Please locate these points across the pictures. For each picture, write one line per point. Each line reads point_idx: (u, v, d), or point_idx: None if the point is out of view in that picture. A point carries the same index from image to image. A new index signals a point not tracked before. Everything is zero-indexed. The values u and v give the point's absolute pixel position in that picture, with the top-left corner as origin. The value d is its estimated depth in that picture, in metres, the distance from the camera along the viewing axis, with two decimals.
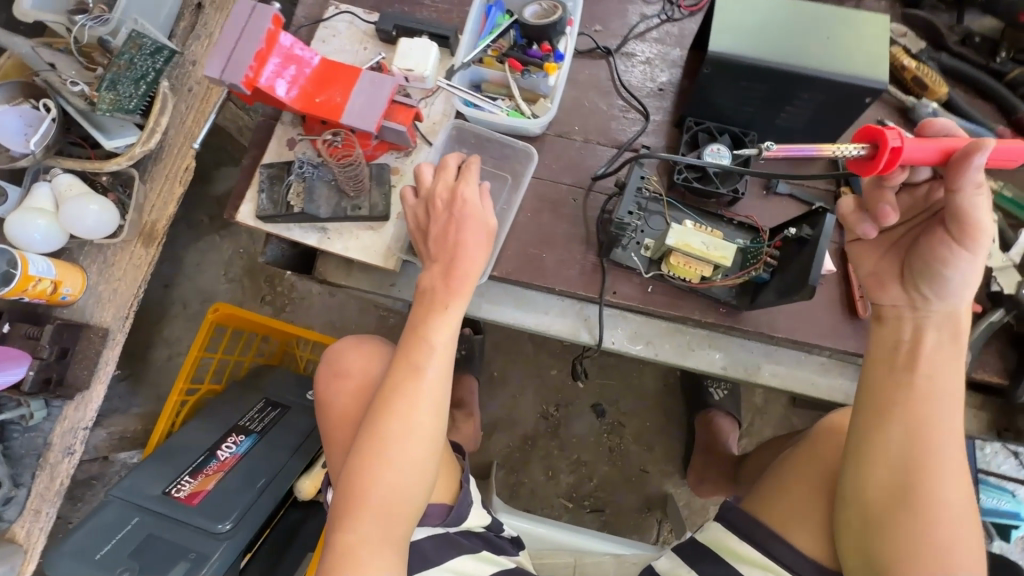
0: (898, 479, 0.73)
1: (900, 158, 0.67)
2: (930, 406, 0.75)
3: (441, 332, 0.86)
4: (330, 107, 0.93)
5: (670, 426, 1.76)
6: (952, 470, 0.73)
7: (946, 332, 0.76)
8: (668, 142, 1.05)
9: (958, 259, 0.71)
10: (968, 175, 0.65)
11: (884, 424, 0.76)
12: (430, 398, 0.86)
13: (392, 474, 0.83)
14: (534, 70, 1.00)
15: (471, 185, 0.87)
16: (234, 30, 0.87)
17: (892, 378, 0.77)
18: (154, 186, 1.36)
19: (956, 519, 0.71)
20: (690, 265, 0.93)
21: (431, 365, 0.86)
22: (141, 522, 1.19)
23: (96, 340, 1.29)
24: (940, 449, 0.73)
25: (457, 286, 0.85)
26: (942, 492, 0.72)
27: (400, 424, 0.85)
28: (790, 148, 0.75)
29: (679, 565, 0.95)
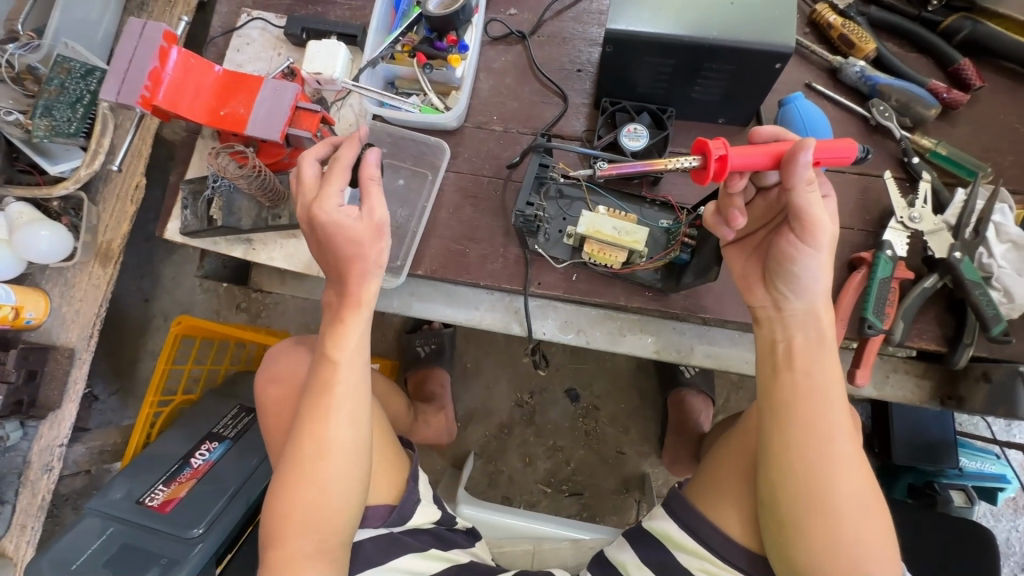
0: (801, 480, 0.73)
1: (728, 165, 0.72)
2: (821, 402, 0.75)
3: (342, 343, 0.84)
4: (235, 120, 0.93)
5: (645, 406, 1.71)
6: (849, 458, 0.74)
7: (814, 328, 0.77)
8: (589, 124, 1.02)
9: (804, 256, 0.74)
10: (798, 172, 0.69)
11: (784, 423, 0.76)
12: (348, 410, 0.84)
13: (318, 489, 0.81)
14: (440, 63, 1.00)
15: (334, 187, 0.78)
16: (129, 54, 0.88)
17: (785, 375, 0.77)
18: (105, 208, 1.37)
19: (856, 510, 0.72)
20: (605, 251, 0.91)
21: (344, 378, 0.84)
22: (117, 532, 1.23)
23: (63, 361, 1.32)
24: (835, 439, 0.74)
25: (354, 295, 0.83)
26: (841, 483, 0.73)
27: (312, 439, 0.82)
28: (624, 167, 0.83)
29: (623, 550, 0.96)
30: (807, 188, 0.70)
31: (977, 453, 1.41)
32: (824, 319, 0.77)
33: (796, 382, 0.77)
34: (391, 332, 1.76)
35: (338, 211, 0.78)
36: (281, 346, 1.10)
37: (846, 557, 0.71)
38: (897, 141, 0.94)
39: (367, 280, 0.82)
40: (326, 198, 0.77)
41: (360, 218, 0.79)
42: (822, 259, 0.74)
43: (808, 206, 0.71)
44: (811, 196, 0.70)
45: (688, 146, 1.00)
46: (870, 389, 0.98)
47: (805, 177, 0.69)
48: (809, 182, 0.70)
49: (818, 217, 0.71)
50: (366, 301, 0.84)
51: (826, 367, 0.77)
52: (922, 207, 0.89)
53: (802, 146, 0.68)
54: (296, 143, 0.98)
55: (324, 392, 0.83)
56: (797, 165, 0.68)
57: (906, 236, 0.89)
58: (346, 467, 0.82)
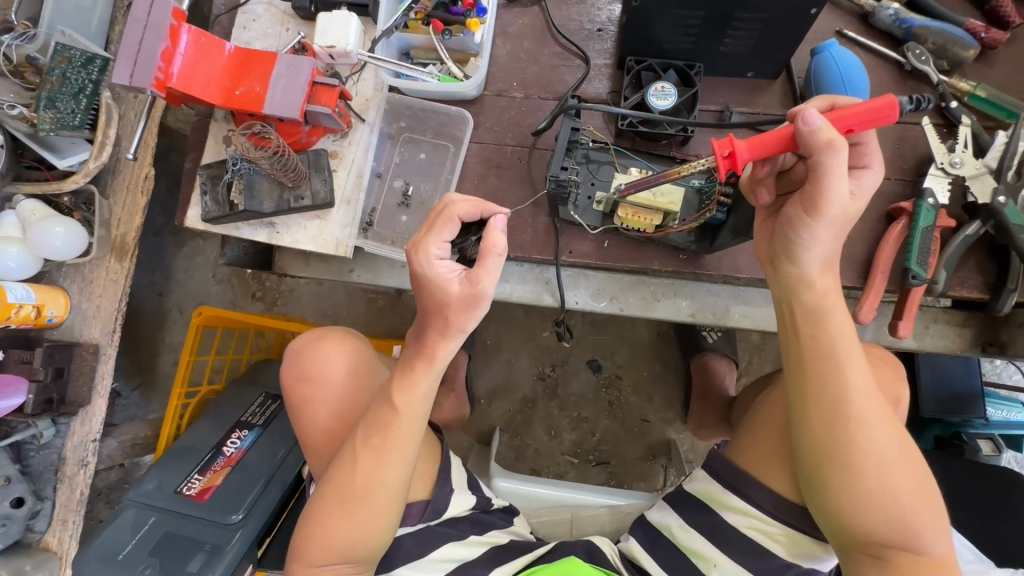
0: (822, 458, 0.72)
1: (738, 160, 0.71)
2: (839, 368, 0.72)
3: (405, 395, 0.84)
4: (251, 98, 0.91)
5: (668, 373, 1.72)
6: (872, 417, 0.71)
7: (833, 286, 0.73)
8: (612, 86, 0.99)
9: (805, 228, 0.70)
10: (810, 138, 0.65)
11: (804, 395, 0.73)
12: (402, 442, 0.86)
13: (363, 511, 0.85)
14: (458, 29, 0.96)
15: (434, 244, 0.78)
16: (138, 34, 0.85)
17: (802, 338, 0.74)
18: (117, 200, 1.36)
19: (883, 466, 0.70)
20: (640, 215, 0.88)
21: (400, 431, 0.85)
22: (158, 522, 1.24)
23: (89, 357, 1.32)
24: (854, 405, 0.71)
25: (432, 351, 0.83)
26: (865, 444, 0.70)
27: (355, 479, 0.85)
28: (643, 182, 0.82)
29: (667, 513, 0.96)
30: (829, 151, 0.64)
31: (1003, 402, 1.40)
32: (817, 284, 0.72)
33: (809, 348, 0.73)
34: (410, 313, 1.75)
35: (435, 268, 0.78)
36: (299, 338, 1.10)
37: (883, 509, 0.70)
38: (933, 86, 0.92)
39: (445, 339, 0.81)
40: (425, 251, 0.78)
41: (458, 283, 0.78)
42: (820, 232, 0.70)
43: (824, 171, 0.66)
44: (832, 160, 0.65)
45: (717, 103, 0.98)
46: (909, 341, 0.97)
47: (820, 142, 0.65)
48: (830, 144, 0.64)
49: (834, 184, 0.66)
50: (441, 360, 0.84)
51: (839, 326, 0.72)
52: (962, 152, 0.87)
53: (805, 113, 0.65)
54: (314, 120, 0.96)
55: (381, 434, 0.85)
56: (805, 132, 0.65)
57: (947, 181, 0.88)
58: (385, 502, 0.85)
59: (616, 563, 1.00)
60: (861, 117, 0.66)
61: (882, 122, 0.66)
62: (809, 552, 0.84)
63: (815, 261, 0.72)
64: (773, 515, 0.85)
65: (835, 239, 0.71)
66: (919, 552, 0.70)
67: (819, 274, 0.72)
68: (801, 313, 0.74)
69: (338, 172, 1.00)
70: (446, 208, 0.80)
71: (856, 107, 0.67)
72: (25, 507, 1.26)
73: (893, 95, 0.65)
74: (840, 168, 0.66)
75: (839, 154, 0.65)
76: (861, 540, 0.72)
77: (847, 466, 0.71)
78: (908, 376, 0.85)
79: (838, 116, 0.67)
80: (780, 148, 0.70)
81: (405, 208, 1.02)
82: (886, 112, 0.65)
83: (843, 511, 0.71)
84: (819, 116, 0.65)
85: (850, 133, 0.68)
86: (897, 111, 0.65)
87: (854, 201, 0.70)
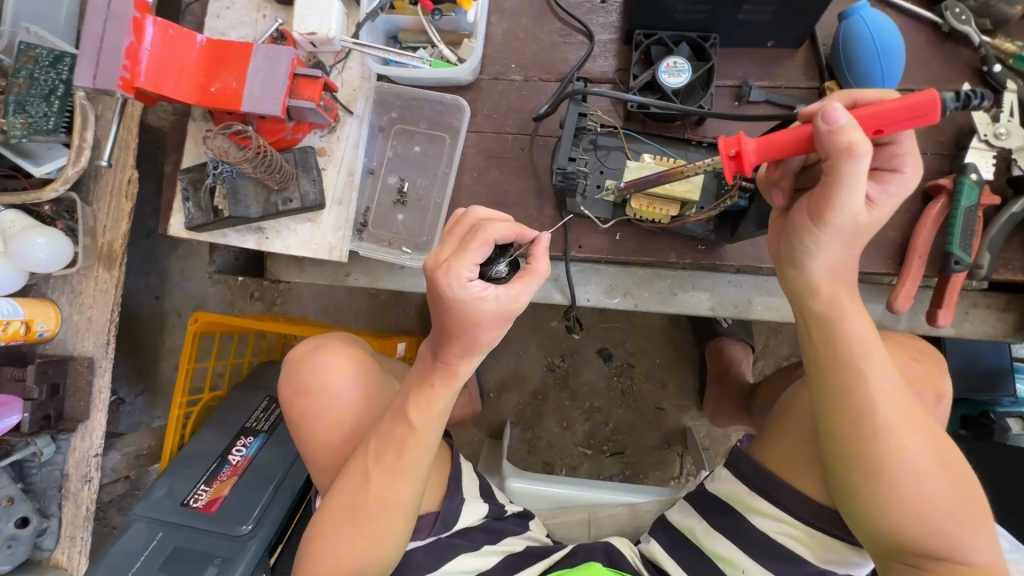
0: (853, 467, 0.64)
1: (746, 162, 0.62)
2: (861, 369, 0.64)
3: (421, 412, 0.78)
4: (228, 95, 0.83)
5: (681, 360, 1.66)
6: (902, 421, 0.63)
7: (839, 283, 0.65)
8: (620, 64, 0.91)
9: (811, 237, 0.62)
10: (826, 141, 0.55)
11: (828, 399, 0.65)
12: (416, 461, 0.80)
13: (369, 532, 0.80)
14: (449, 7, 0.88)
15: (466, 262, 0.67)
16: (99, 29, 0.78)
17: (821, 336, 0.66)
18: (100, 206, 1.29)
19: (919, 476, 0.62)
20: (655, 206, 0.81)
21: (415, 450, 0.80)
22: (167, 536, 1.20)
23: (84, 370, 1.27)
24: (878, 407, 0.63)
25: (451, 368, 0.75)
26: (897, 451, 0.63)
27: (366, 497, 0.81)
28: (640, 180, 0.78)
29: (690, 514, 0.93)
30: (845, 159, 0.54)
31: None
32: (823, 290, 0.65)
33: (823, 348, 0.66)
34: (413, 308, 1.68)
35: (467, 289, 0.67)
36: (298, 348, 1.03)
37: (921, 519, 0.63)
38: (975, 48, 0.84)
39: (467, 357, 0.75)
40: (455, 270, 0.67)
41: (493, 300, 0.68)
42: (826, 241, 0.61)
43: (838, 181, 0.56)
44: (848, 169, 0.55)
45: (734, 78, 0.90)
46: (947, 328, 0.91)
47: (836, 147, 0.54)
48: (848, 150, 0.54)
49: (848, 196, 0.56)
50: (461, 376, 0.77)
51: (858, 327, 0.65)
52: (1009, 121, 0.79)
53: (827, 109, 0.54)
54: (298, 115, 0.88)
55: (394, 452, 0.80)
56: (822, 133, 0.55)
57: (991, 154, 0.80)
58: (399, 519, 0.81)
59: (636, 565, 0.95)
60: (896, 115, 0.55)
61: (921, 122, 0.54)
62: (843, 558, 0.79)
63: (823, 268, 0.64)
64: (805, 520, 0.80)
65: (846, 247, 0.63)
66: (967, 564, 0.63)
67: (828, 280, 0.65)
68: (809, 314, 0.67)
69: (327, 170, 0.93)
70: (473, 224, 0.71)
71: (891, 103, 0.55)
72: (29, 526, 1.24)
73: (937, 91, 0.52)
74: (859, 177, 0.56)
75: (860, 162, 0.54)
76: (897, 551, 0.65)
77: (879, 477, 0.63)
78: (948, 367, 0.79)
79: (868, 112, 0.56)
80: (794, 147, 0.60)
81: (401, 206, 0.96)
82: (926, 113, 0.53)
83: (880, 527, 0.64)
84: (842, 114, 0.54)
85: (880, 134, 0.56)
86: (939, 111, 0.53)
87: (873, 210, 0.61)
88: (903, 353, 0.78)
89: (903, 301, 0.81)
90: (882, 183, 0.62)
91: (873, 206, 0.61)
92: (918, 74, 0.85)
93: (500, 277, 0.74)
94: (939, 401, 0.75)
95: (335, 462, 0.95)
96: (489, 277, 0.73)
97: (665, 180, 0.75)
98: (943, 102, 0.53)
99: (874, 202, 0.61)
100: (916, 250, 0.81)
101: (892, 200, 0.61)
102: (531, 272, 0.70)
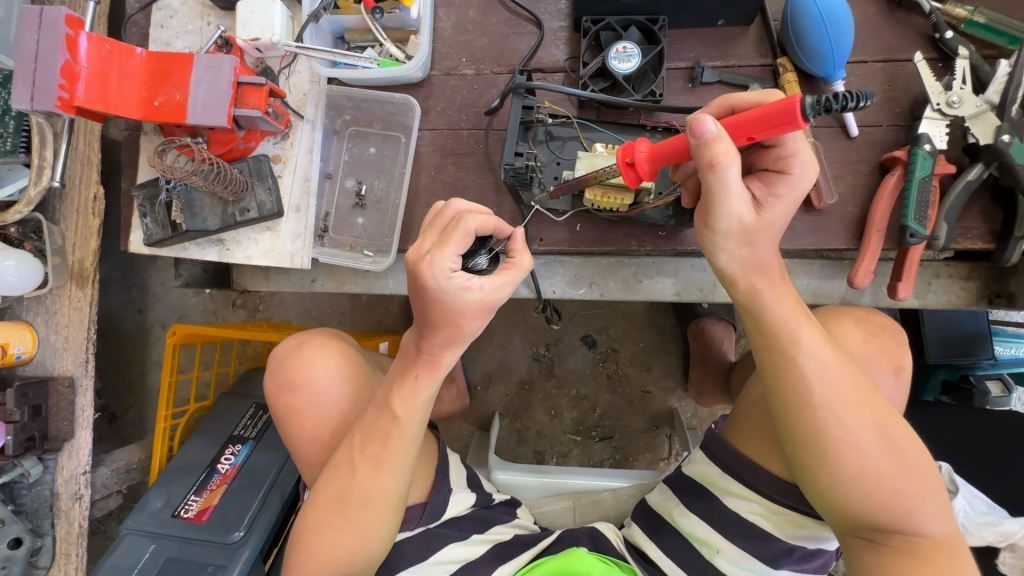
0: (802, 448, 0.68)
1: (641, 165, 0.67)
2: (800, 357, 0.67)
3: (405, 402, 0.75)
4: (173, 108, 0.82)
5: (665, 342, 1.66)
6: (840, 404, 0.67)
7: (764, 275, 0.67)
8: (570, 52, 0.90)
9: (713, 238, 0.65)
10: (696, 152, 0.58)
11: (773, 386, 0.69)
12: (401, 453, 0.77)
13: (353, 526, 0.77)
14: (391, 5, 0.87)
15: (451, 252, 0.63)
16: (32, 49, 0.76)
17: (762, 328, 0.69)
18: (67, 225, 1.27)
19: (860, 452, 0.67)
20: (610, 196, 0.81)
21: (397, 442, 0.76)
22: (161, 547, 1.19)
23: (65, 391, 1.27)
24: (817, 393, 0.67)
25: (434, 358, 0.73)
26: (837, 432, 0.67)
27: (351, 488, 0.77)
28: (567, 184, 0.80)
29: (669, 497, 0.93)
30: (711, 169, 0.58)
31: (1011, 339, 1.29)
32: (739, 282, 0.67)
33: (759, 340, 0.70)
34: (394, 306, 1.66)
35: (452, 280, 0.64)
36: (283, 344, 1.00)
37: (867, 494, 0.67)
38: (926, 15, 0.83)
39: (451, 347, 0.72)
40: (439, 260, 0.63)
41: (479, 290, 0.65)
42: (722, 242, 0.65)
43: (710, 190, 0.60)
44: (716, 179, 0.58)
45: (687, 59, 0.88)
46: (911, 300, 0.93)
47: (703, 159, 0.58)
48: (712, 163, 0.57)
49: (722, 203, 0.60)
50: (445, 367, 0.74)
51: (783, 315, 0.68)
52: (960, 89, 0.78)
53: (696, 120, 0.57)
54: (247, 124, 0.87)
55: (377, 444, 0.77)
56: (692, 144, 0.58)
57: (944, 124, 0.80)
58: (384, 510, 0.78)
59: (620, 550, 0.97)
60: (761, 123, 0.56)
61: (786, 128, 0.55)
62: (812, 534, 0.81)
63: (732, 264, 0.66)
64: (774, 499, 0.81)
65: (748, 245, 0.65)
66: (915, 532, 0.67)
67: (742, 273, 0.67)
68: (742, 310, 0.70)
69: (283, 178, 0.92)
70: (453, 216, 0.67)
71: (755, 111, 0.56)
72: (23, 547, 1.24)
73: (794, 99, 0.52)
74: (729, 186, 0.59)
75: (727, 171, 0.58)
76: (852, 525, 0.69)
77: (823, 458, 0.67)
78: (909, 342, 0.80)
79: (738, 121, 0.58)
80: (681, 155, 0.64)
81: (360, 209, 0.95)
82: (787, 121, 0.54)
83: (831, 503, 0.68)
84: (710, 125, 0.56)
85: (753, 140, 0.58)
86: (799, 118, 0.53)
87: (762, 212, 0.63)
88: (864, 332, 0.78)
89: (862, 278, 0.81)
90: (771, 184, 0.64)
91: (763, 208, 0.64)
92: (869, 44, 0.84)
93: (479, 271, 0.71)
94: (899, 374, 0.77)
95: (324, 458, 0.92)
96: (469, 269, 0.70)
97: (586, 181, 0.78)
98: (802, 110, 0.53)
99: (764, 205, 0.64)
100: (874, 225, 0.81)
101: (781, 201, 0.63)
102: (515, 265, 0.68)
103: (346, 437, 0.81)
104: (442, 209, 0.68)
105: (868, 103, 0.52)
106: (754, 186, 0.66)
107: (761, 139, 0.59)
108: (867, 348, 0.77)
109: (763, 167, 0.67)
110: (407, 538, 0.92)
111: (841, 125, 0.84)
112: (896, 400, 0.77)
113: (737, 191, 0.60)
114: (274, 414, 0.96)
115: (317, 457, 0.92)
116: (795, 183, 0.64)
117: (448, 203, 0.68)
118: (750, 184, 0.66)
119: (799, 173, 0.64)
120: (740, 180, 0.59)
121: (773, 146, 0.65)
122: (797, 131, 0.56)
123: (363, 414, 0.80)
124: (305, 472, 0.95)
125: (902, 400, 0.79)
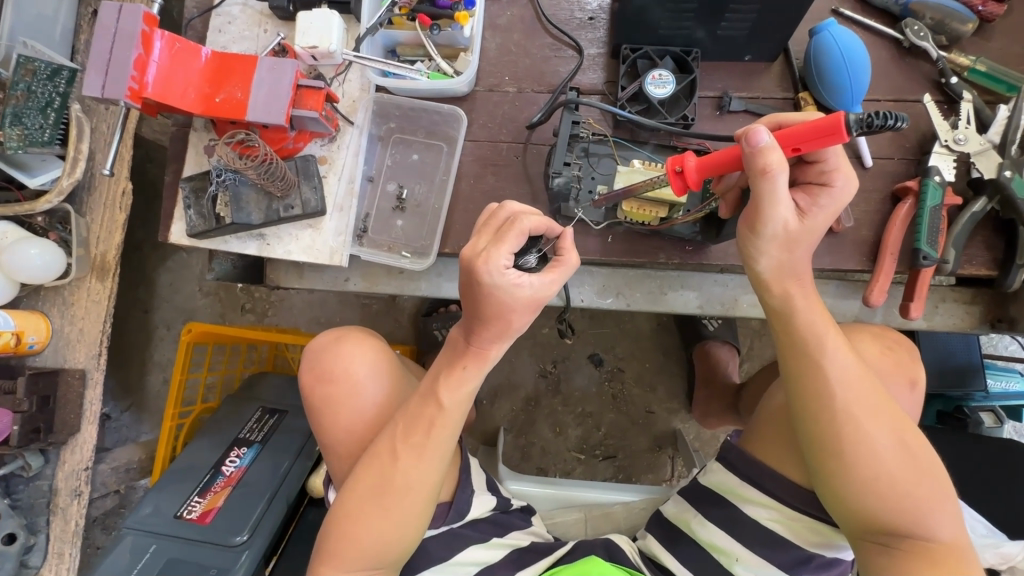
0: (827, 451, 0.71)
1: (691, 177, 0.72)
2: (825, 362, 0.72)
3: (451, 392, 0.78)
4: (232, 105, 0.87)
5: (670, 363, 1.69)
6: (859, 406, 0.71)
7: (793, 282, 0.73)
8: (608, 77, 0.97)
9: (755, 242, 0.70)
10: (749, 160, 0.64)
11: (798, 388, 0.73)
12: (441, 443, 0.79)
13: (385, 521, 0.78)
14: (445, 23, 0.93)
15: (506, 250, 0.67)
16: (108, 43, 0.82)
17: (792, 332, 0.73)
18: (94, 218, 1.24)
19: (881, 455, 0.70)
20: (645, 209, 0.86)
21: (438, 432, 0.78)
22: (161, 548, 1.10)
23: (75, 383, 1.22)
24: (840, 397, 0.71)
25: (481, 351, 0.76)
26: (856, 434, 0.70)
27: (392, 478, 0.78)
28: (611, 196, 0.84)
29: (687, 507, 0.94)
30: (764, 178, 0.63)
31: (1002, 372, 1.33)
32: (774, 287, 0.73)
33: (784, 343, 0.75)
34: (405, 317, 1.66)
35: (506, 275, 0.67)
36: (318, 338, 0.98)
37: (886, 498, 0.70)
38: (933, 62, 0.91)
39: (498, 342, 0.75)
40: (494, 257, 0.67)
41: (529, 287, 0.69)
42: (765, 245, 0.70)
43: (760, 196, 0.65)
44: (767, 185, 0.64)
45: (715, 89, 0.96)
46: (918, 321, 1.00)
47: (755, 167, 0.63)
48: (765, 170, 0.63)
49: (771, 209, 0.66)
50: (492, 360, 0.78)
51: (810, 320, 0.73)
52: (966, 128, 0.87)
53: (750, 132, 0.63)
54: (299, 124, 0.92)
55: (420, 434, 0.78)
56: (747, 152, 0.63)
57: (952, 159, 0.87)
58: (420, 501, 0.79)
59: (636, 560, 0.96)
60: (808, 135, 0.62)
61: (831, 141, 0.61)
62: (830, 541, 0.83)
63: (768, 268, 0.72)
64: (793, 506, 0.84)
65: (786, 249, 0.70)
66: (927, 536, 0.70)
67: (776, 278, 0.73)
68: (773, 313, 0.75)
69: (328, 178, 0.96)
70: (508, 217, 0.70)
71: (804, 125, 0.62)
72: (17, 543, 1.18)
73: (839, 115, 0.58)
74: (777, 193, 0.65)
75: (778, 179, 0.64)
76: (867, 528, 0.72)
77: (842, 459, 0.71)
78: (921, 359, 0.85)
79: (786, 133, 0.64)
80: (730, 165, 0.69)
81: (400, 212, 1.00)
82: (832, 133, 0.60)
83: (851, 507, 0.71)
84: (764, 136, 0.62)
85: (799, 151, 0.64)
86: (842, 131, 0.59)
87: (804, 219, 0.69)
88: (881, 347, 0.83)
89: (876, 299, 0.87)
90: (814, 196, 0.70)
91: (805, 215, 0.70)
92: (883, 84, 0.92)
93: (528, 268, 0.73)
94: (913, 386, 0.82)
95: (349, 459, 0.90)
96: (519, 267, 0.73)
97: (629, 191, 0.82)
98: (846, 124, 0.58)
99: (806, 212, 0.70)
100: (889, 247, 0.87)
101: (823, 210, 0.69)
102: (565, 263, 0.72)
103: (384, 429, 0.82)
104: (495, 212, 0.71)
105: (900, 124, 0.59)
106: (798, 196, 0.71)
107: (804, 151, 0.65)
108: (884, 361, 0.82)
109: (805, 180, 0.73)
110: (431, 536, 0.89)
111: (856, 155, 0.91)
112: (909, 411, 0.82)
113: (783, 198, 0.65)
114: (306, 407, 0.94)
115: (342, 458, 0.90)
116: (836, 194, 0.70)
117: (501, 207, 0.71)
118: (793, 195, 0.72)
119: (841, 185, 0.70)
120: (787, 188, 0.65)
121: (815, 161, 0.71)
122: (839, 144, 0.61)
123: (405, 405, 0.82)
124: (331, 469, 0.93)
125: (915, 413, 0.84)
